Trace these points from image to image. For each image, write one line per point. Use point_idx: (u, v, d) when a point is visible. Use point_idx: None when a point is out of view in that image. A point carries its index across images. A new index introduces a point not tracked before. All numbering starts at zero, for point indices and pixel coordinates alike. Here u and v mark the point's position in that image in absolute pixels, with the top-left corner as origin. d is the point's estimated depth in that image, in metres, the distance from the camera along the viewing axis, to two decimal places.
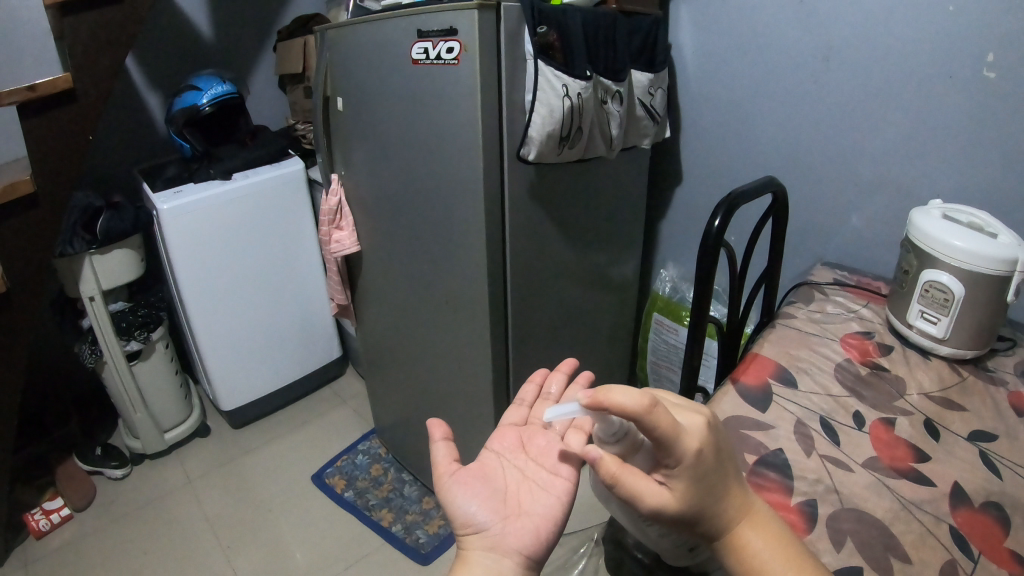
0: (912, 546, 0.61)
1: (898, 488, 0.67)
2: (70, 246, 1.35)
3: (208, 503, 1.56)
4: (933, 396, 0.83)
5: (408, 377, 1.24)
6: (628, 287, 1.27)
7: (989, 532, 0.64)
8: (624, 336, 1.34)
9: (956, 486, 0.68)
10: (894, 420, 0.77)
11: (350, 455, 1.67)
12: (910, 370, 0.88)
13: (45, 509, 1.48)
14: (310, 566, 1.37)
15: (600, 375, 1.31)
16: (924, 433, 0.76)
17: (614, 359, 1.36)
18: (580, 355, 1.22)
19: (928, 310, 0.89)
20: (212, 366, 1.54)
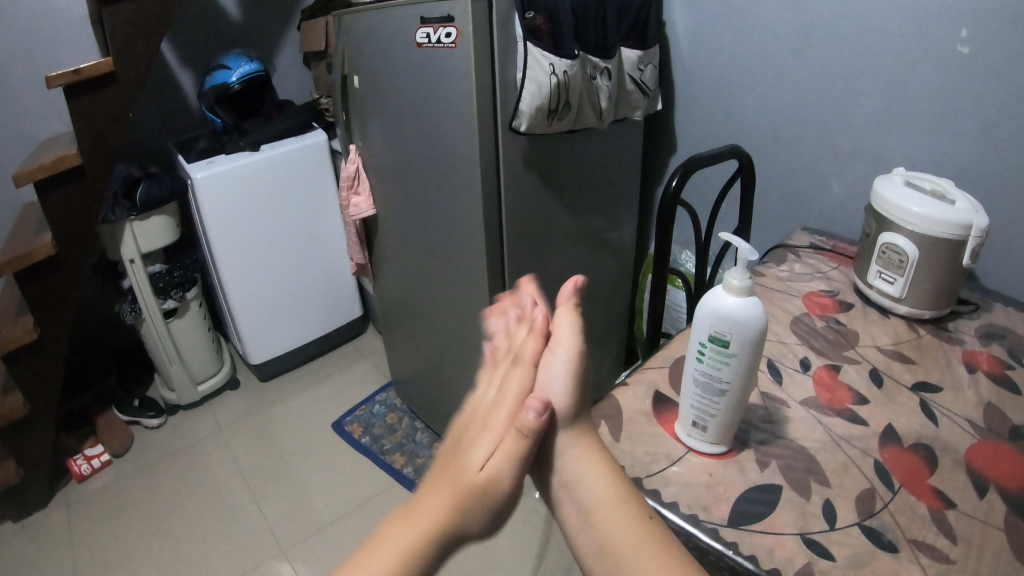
0: (834, 472, 0.70)
1: (831, 424, 0.77)
2: (112, 213, 1.47)
3: (238, 448, 1.69)
4: (885, 349, 0.92)
5: (418, 330, 1.36)
6: (625, 249, 1.36)
7: (914, 470, 0.71)
8: (620, 296, 1.43)
9: (889, 428, 0.77)
10: (840, 366, 0.88)
11: (368, 404, 1.79)
12: (865, 326, 0.97)
13: (86, 455, 1.63)
14: (329, 506, 1.51)
15: (596, 331, 1.41)
16: (866, 381, 0.85)
17: (613, 316, 1.46)
18: (578, 311, 1.32)
19: (885, 271, 0.99)
20: (243, 323, 1.67)
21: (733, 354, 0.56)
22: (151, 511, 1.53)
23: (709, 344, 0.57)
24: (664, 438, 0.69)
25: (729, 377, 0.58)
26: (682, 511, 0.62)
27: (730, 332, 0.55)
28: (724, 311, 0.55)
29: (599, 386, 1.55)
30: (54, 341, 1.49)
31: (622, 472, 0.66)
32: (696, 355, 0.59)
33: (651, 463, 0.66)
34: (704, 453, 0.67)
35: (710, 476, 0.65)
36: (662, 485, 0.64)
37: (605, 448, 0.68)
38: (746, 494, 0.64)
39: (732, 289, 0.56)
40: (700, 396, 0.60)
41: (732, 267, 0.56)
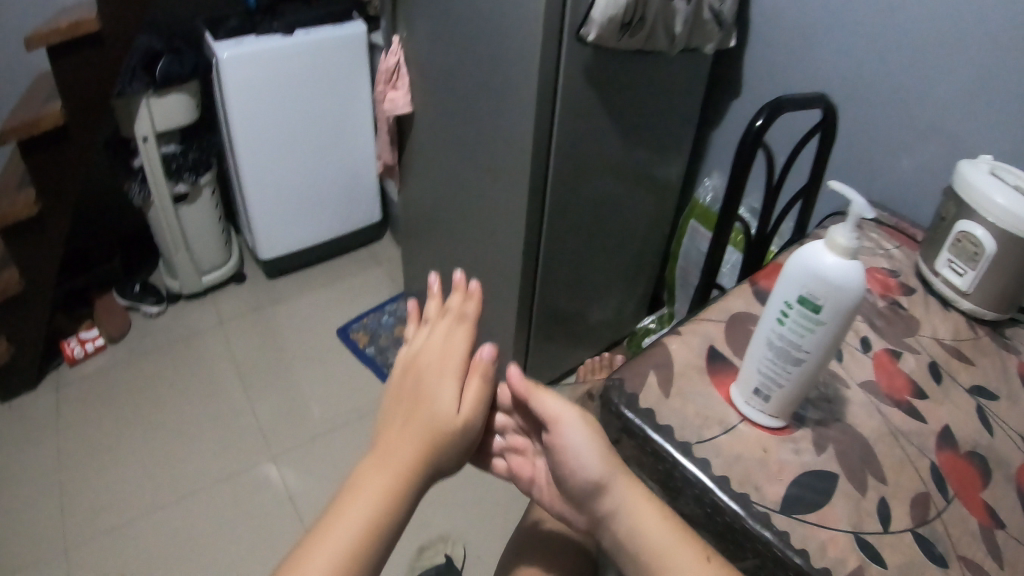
0: (892, 469, 0.63)
1: (890, 414, 0.69)
2: (130, 86, 1.38)
3: (238, 345, 1.63)
4: (944, 343, 0.83)
5: (442, 245, 1.28)
6: (672, 190, 1.27)
7: (967, 477, 0.65)
8: (657, 239, 1.35)
9: (947, 429, 0.70)
10: (901, 352, 0.79)
11: (376, 314, 1.71)
12: (928, 315, 0.87)
13: (81, 338, 1.57)
14: (325, 418, 1.46)
15: (626, 271, 1.34)
16: (926, 374, 0.77)
17: (646, 259, 1.37)
18: (610, 250, 1.24)
19: (956, 261, 0.87)
20: (256, 217, 1.59)
21: (821, 321, 0.49)
22: (142, 403, 1.49)
23: (795, 306, 0.50)
24: (717, 401, 0.62)
25: (811, 345, 0.51)
26: (731, 491, 0.56)
27: (824, 297, 0.48)
28: (822, 272, 0.48)
29: (619, 326, 1.48)
30: (57, 215, 1.42)
31: (669, 433, 0.59)
32: (777, 316, 0.53)
33: (701, 428, 0.59)
34: (759, 424, 0.60)
35: (765, 452, 0.58)
36: (711, 455, 0.58)
37: (650, 403, 0.60)
38: (802, 478, 0.57)
39: (835, 248, 0.48)
40: (774, 362, 0.54)
41: (839, 223, 0.49)
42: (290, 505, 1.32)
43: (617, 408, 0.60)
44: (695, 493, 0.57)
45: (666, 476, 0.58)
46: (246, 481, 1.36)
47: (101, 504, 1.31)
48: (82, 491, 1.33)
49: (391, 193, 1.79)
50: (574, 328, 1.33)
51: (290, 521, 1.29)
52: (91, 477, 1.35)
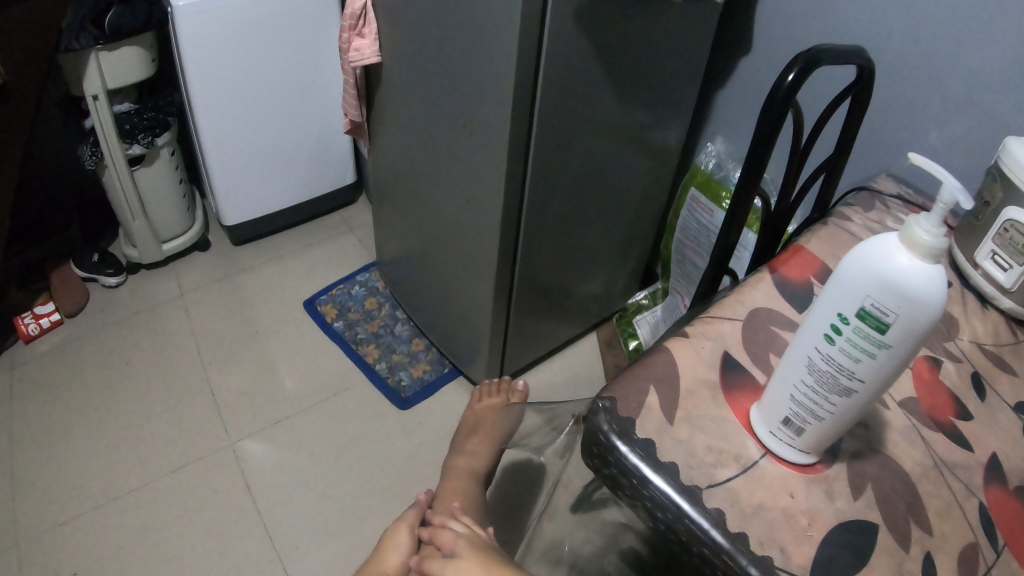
0: (936, 515, 0.52)
1: (933, 441, 0.57)
2: (77, 41, 1.22)
3: (198, 318, 1.48)
4: (984, 347, 0.69)
5: (417, 212, 1.14)
6: (672, 155, 1.13)
7: (1019, 521, 0.54)
8: (654, 211, 1.21)
9: (995, 459, 0.57)
10: (940, 361, 0.66)
11: (347, 284, 1.55)
12: (965, 314, 0.73)
13: (35, 314, 1.42)
14: (286, 399, 1.32)
15: (617, 245, 1.20)
16: (970, 387, 0.64)
17: (641, 233, 1.24)
18: (599, 221, 1.11)
19: (1001, 253, 0.71)
20: (218, 181, 1.45)
21: (885, 343, 0.39)
22: (92, 385, 1.35)
23: (852, 321, 0.40)
24: (733, 429, 0.49)
25: (866, 374, 0.41)
26: (750, 552, 0.43)
27: (897, 312, 0.38)
28: (896, 277, 0.38)
29: (608, 304, 1.34)
30: None
31: (672, 472, 0.46)
32: (823, 332, 0.42)
33: (714, 468, 0.46)
34: (786, 461, 0.47)
35: (791, 499, 0.46)
36: (726, 504, 0.45)
37: (650, 433, 0.47)
38: (836, 534, 0.45)
39: (915, 246, 0.38)
40: (812, 389, 0.43)
41: (919, 215, 0.38)
42: (248, 492, 1.19)
43: (606, 438, 0.47)
44: (701, 554, 0.44)
45: (665, 530, 0.45)
46: (209, 465, 1.23)
47: (46, 496, 1.18)
48: (25, 481, 1.20)
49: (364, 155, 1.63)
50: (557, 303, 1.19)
51: (252, 516, 1.16)
52: (34, 467, 1.22)
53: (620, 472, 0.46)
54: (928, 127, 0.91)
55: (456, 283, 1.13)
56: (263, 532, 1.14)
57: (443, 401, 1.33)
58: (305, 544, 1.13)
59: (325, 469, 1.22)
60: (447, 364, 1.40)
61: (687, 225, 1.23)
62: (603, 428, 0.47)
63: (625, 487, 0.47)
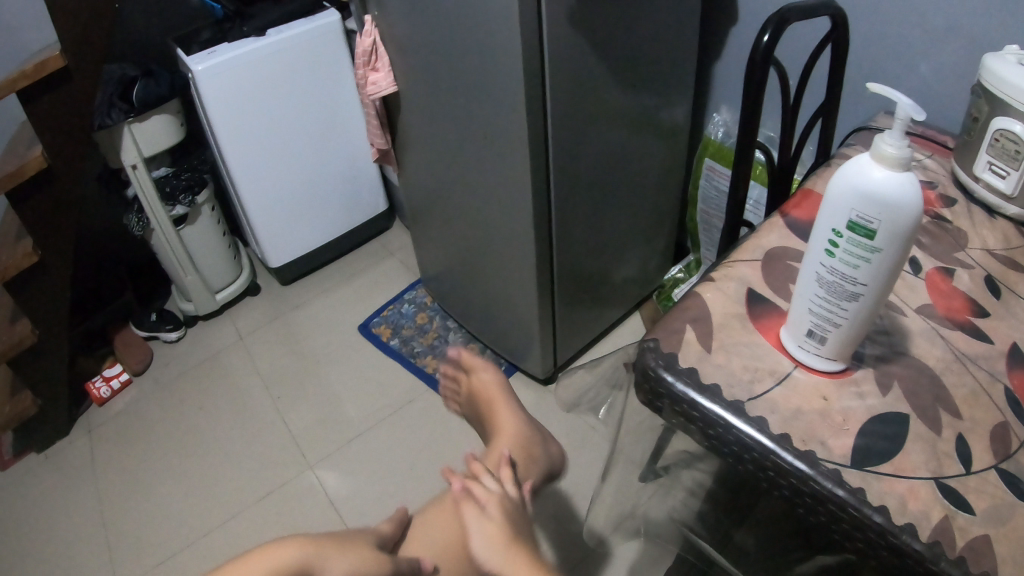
0: (963, 402, 0.57)
1: (953, 340, 0.63)
2: (109, 117, 1.31)
3: (260, 358, 1.56)
4: (997, 254, 0.74)
5: (452, 224, 1.21)
6: (681, 131, 1.20)
7: None
8: (674, 186, 1.28)
9: (1016, 348, 0.63)
10: (954, 271, 0.72)
11: (397, 304, 1.63)
12: (974, 227, 0.77)
13: (105, 376, 1.52)
14: (358, 419, 1.40)
15: (646, 223, 1.27)
16: (986, 289, 0.70)
17: (665, 209, 1.30)
18: (624, 202, 1.17)
19: (997, 162, 0.76)
20: (259, 226, 1.54)
21: (875, 247, 0.47)
22: (173, 435, 1.44)
23: (846, 234, 0.49)
24: (765, 350, 0.56)
25: (866, 277, 0.49)
26: (795, 449, 0.51)
27: (879, 218, 0.46)
28: (872, 191, 0.46)
29: (646, 283, 1.41)
30: (55, 258, 1.36)
31: (716, 394, 0.54)
32: (825, 248, 0.51)
33: (753, 383, 0.54)
34: (816, 369, 0.55)
35: (825, 401, 0.53)
36: (768, 412, 0.53)
37: (692, 361, 0.56)
38: (870, 426, 0.53)
39: (885, 160, 0.46)
40: (825, 301, 0.52)
41: (885, 133, 0.47)
42: (333, 510, 1.26)
43: (657, 372, 0.55)
44: (752, 459, 0.52)
45: (718, 444, 0.53)
46: (292, 491, 1.30)
47: (144, 544, 1.26)
48: (124, 534, 1.28)
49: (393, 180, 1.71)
50: (595, 290, 1.26)
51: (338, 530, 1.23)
52: (130, 520, 1.30)
53: (672, 399, 0.55)
54: (917, 64, 0.96)
55: (499, 284, 1.21)
56: None
57: None
58: None
59: (399, 479, 1.29)
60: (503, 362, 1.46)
61: (708, 194, 1.27)
62: (652, 360, 0.56)
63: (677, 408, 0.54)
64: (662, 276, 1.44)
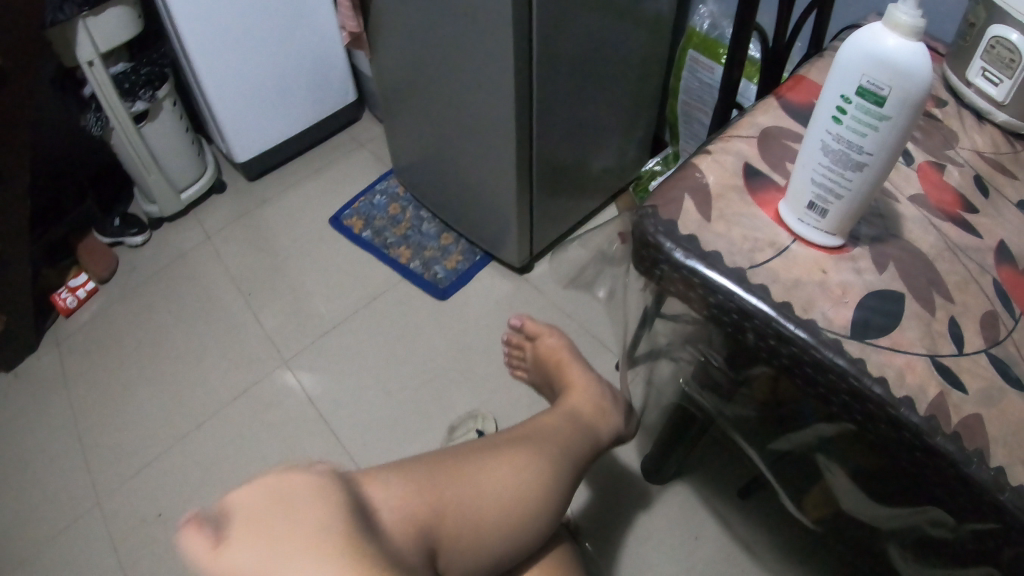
0: (956, 287, 0.56)
1: (946, 230, 0.60)
2: (62, 13, 1.17)
3: (231, 257, 1.52)
4: (986, 156, 0.70)
5: (430, 110, 1.16)
6: (665, 20, 1.15)
7: None
8: (655, 74, 1.24)
9: (1003, 244, 0.61)
10: (944, 166, 0.68)
11: (368, 196, 1.59)
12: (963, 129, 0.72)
13: (70, 286, 1.45)
14: (332, 314, 1.38)
15: (626, 112, 1.23)
16: (977, 188, 0.66)
17: (645, 98, 1.26)
18: (604, 92, 1.13)
19: (991, 69, 0.70)
20: (226, 123, 1.47)
21: (885, 115, 0.45)
22: (143, 344, 1.40)
23: (855, 100, 0.46)
24: (765, 223, 0.56)
25: (873, 146, 0.47)
26: (797, 317, 0.51)
27: (890, 85, 0.44)
28: (884, 56, 0.44)
29: (623, 174, 1.38)
30: (15, 172, 1.26)
31: (718, 262, 0.53)
32: (831, 114, 0.48)
33: (754, 253, 0.54)
34: (814, 244, 0.54)
35: (824, 274, 0.53)
36: (770, 281, 0.52)
37: (692, 230, 0.55)
38: (867, 300, 0.52)
39: (898, 28, 0.44)
40: (830, 169, 0.50)
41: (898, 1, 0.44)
42: (312, 409, 1.25)
43: (656, 240, 0.55)
44: (754, 326, 0.52)
45: (720, 312, 0.53)
46: (265, 393, 1.28)
47: (120, 453, 1.24)
48: (96, 451, 1.25)
49: (361, 69, 1.64)
50: (572, 182, 1.23)
51: (318, 426, 1.23)
52: (104, 435, 1.27)
53: (674, 267, 0.55)
54: None
55: (481, 172, 1.17)
56: (337, 443, 1.20)
57: (480, 286, 1.39)
58: (372, 440, 1.20)
59: (375, 379, 1.27)
60: (478, 252, 1.44)
61: (691, 85, 1.23)
62: (652, 225, 0.56)
63: (675, 275, 0.55)
64: (637, 167, 1.41)
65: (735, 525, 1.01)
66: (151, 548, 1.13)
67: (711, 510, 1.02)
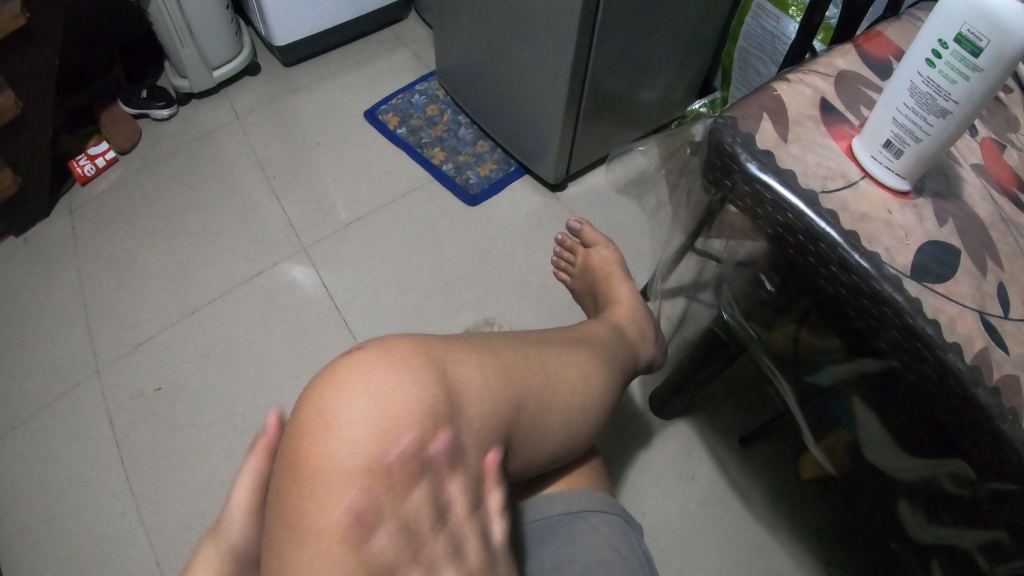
0: (1008, 256, 0.55)
1: (1001, 203, 0.59)
2: None
3: (258, 141, 1.49)
4: None
5: (486, 14, 1.13)
6: None
7: None
8: (718, 12, 1.20)
9: None
10: (1004, 147, 0.64)
11: (406, 94, 1.56)
12: None
13: (89, 155, 1.43)
14: (354, 209, 1.37)
15: (682, 47, 1.20)
16: None
17: (703, 36, 1.23)
18: (667, 20, 1.10)
19: None
20: (269, 4, 1.43)
21: (978, 66, 0.44)
22: (162, 217, 1.38)
23: (951, 46, 0.45)
24: (836, 155, 0.55)
25: (961, 96, 0.46)
26: (862, 249, 0.50)
27: (989, 39, 0.43)
28: (986, 9, 0.42)
29: (667, 110, 1.35)
30: (48, 23, 1.22)
31: (791, 180, 0.53)
32: (924, 57, 0.47)
33: (825, 181, 0.53)
34: (884, 184, 0.53)
35: (889, 214, 0.52)
36: (839, 210, 0.51)
37: (769, 146, 0.54)
38: (927, 248, 0.51)
39: None
40: (915, 112, 0.49)
41: None
42: (327, 296, 1.25)
43: (732, 149, 0.54)
44: (815, 250, 0.51)
45: (783, 231, 0.53)
46: (281, 277, 1.28)
47: (129, 321, 1.24)
48: (106, 317, 1.25)
49: None
50: (616, 110, 1.21)
51: (331, 317, 1.23)
52: (114, 301, 1.27)
53: (744, 179, 0.54)
54: None
55: (529, 86, 1.14)
56: (348, 335, 1.20)
57: (509, 198, 1.37)
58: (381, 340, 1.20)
59: (391, 282, 1.26)
60: (513, 163, 1.42)
61: (752, 31, 1.20)
62: (729, 134, 0.55)
63: (744, 187, 0.54)
64: (682, 107, 1.38)
65: (727, 471, 1.02)
66: (152, 418, 1.14)
67: (707, 452, 1.03)
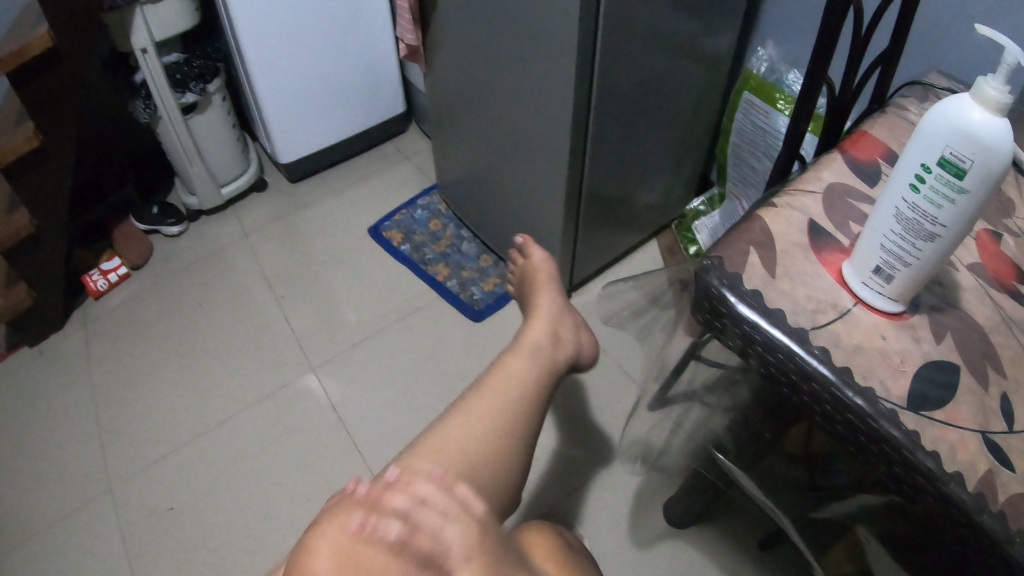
0: (1010, 361, 0.54)
1: (1000, 300, 0.58)
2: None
3: (266, 258, 1.52)
4: None
5: (482, 128, 1.16)
6: (723, 59, 1.15)
7: None
8: (709, 111, 1.23)
9: None
10: (999, 235, 0.63)
11: (409, 209, 1.59)
12: None
13: (102, 269, 1.46)
14: (363, 324, 1.38)
15: (676, 147, 1.23)
16: None
17: (695, 136, 1.26)
18: (659, 122, 1.13)
19: None
20: (273, 121, 1.48)
21: (964, 187, 0.45)
22: (173, 334, 1.40)
23: (935, 170, 0.46)
24: (828, 285, 0.56)
25: (948, 219, 0.47)
26: (855, 384, 0.50)
27: (972, 159, 0.44)
28: (969, 129, 0.44)
29: (666, 211, 1.37)
30: (59, 146, 1.26)
31: (781, 319, 0.54)
32: (909, 183, 0.48)
33: (816, 314, 0.54)
34: (876, 309, 0.54)
35: (883, 341, 0.53)
36: (831, 344, 0.52)
37: (757, 285, 0.55)
38: (923, 371, 0.52)
39: (985, 103, 0.44)
40: (902, 237, 0.50)
41: (988, 74, 0.44)
42: (334, 415, 1.25)
43: (720, 294, 0.55)
44: (811, 389, 0.52)
45: (778, 372, 0.53)
46: (290, 394, 1.29)
47: (140, 441, 1.24)
48: (117, 436, 1.25)
49: (412, 83, 1.65)
50: (616, 211, 1.23)
51: (339, 436, 1.22)
52: (125, 421, 1.27)
53: (734, 322, 0.55)
54: None
55: (527, 196, 1.17)
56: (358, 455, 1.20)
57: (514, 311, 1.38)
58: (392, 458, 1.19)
59: (399, 399, 1.27)
60: None
61: (743, 126, 1.23)
62: (716, 278, 0.56)
63: (738, 333, 0.55)
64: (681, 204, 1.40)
65: None
66: (163, 539, 1.13)
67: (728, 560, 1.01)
